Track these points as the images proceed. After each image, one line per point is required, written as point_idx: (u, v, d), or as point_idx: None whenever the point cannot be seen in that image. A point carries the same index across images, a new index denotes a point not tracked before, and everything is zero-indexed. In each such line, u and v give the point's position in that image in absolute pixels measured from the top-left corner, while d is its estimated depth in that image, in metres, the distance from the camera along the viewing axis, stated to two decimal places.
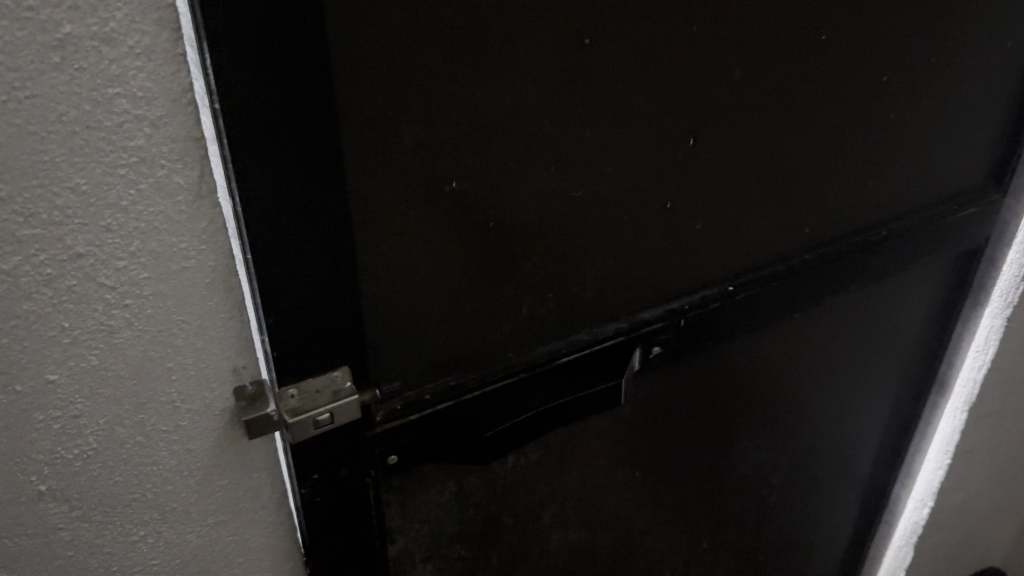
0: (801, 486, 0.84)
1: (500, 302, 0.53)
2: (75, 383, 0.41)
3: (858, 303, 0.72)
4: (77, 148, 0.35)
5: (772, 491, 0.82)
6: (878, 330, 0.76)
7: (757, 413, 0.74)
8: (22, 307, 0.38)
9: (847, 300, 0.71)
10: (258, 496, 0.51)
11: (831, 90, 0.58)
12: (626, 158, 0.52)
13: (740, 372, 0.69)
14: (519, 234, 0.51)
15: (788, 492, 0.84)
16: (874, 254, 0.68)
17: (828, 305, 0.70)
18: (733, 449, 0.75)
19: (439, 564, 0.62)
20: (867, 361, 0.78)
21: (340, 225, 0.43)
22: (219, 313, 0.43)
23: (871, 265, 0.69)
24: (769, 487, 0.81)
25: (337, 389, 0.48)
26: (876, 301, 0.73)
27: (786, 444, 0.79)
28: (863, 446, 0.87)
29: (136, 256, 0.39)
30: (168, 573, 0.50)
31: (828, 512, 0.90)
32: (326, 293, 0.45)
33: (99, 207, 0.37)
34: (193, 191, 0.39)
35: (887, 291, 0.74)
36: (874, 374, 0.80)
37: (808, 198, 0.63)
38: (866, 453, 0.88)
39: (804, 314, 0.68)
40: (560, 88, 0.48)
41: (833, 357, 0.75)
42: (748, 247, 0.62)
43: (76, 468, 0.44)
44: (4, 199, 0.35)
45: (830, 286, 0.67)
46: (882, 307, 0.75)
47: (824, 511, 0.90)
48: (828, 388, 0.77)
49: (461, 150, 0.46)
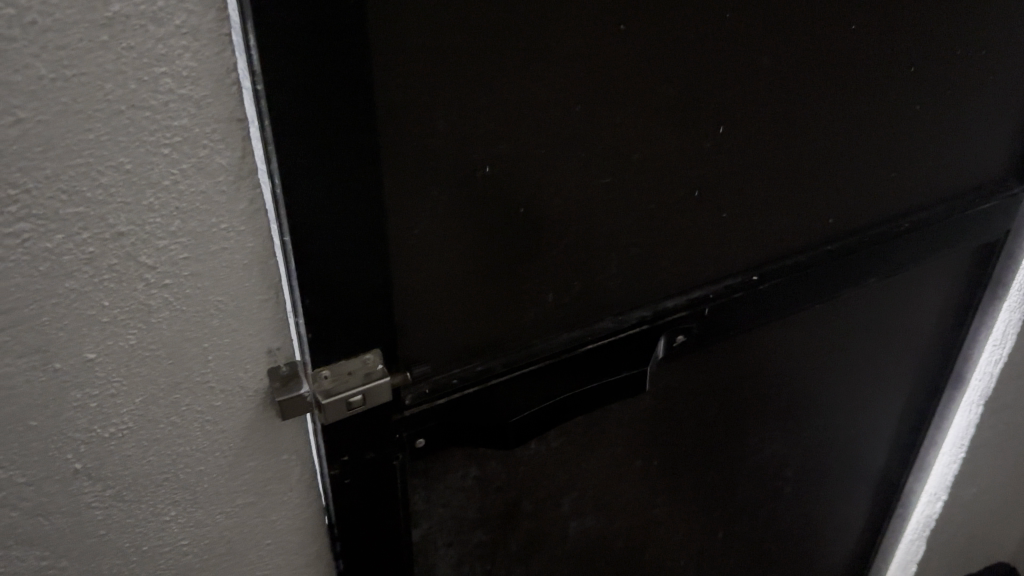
0: (816, 478, 0.85)
1: (527, 288, 0.53)
2: (112, 362, 0.41)
3: (878, 295, 0.72)
4: (122, 126, 0.35)
5: (787, 482, 0.82)
6: (897, 322, 0.76)
7: (775, 403, 0.74)
8: (64, 285, 0.38)
9: (867, 291, 0.71)
10: (287, 478, 0.51)
11: (858, 82, 0.58)
12: (655, 145, 0.52)
13: (759, 362, 0.69)
14: (548, 219, 0.51)
15: (802, 484, 0.84)
16: (895, 246, 0.68)
17: (849, 297, 0.70)
18: (749, 439, 0.75)
19: (461, 548, 0.63)
20: (885, 353, 0.78)
21: (375, 208, 0.43)
22: (255, 294, 0.43)
23: (894, 257, 0.69)
24: (784, 478, 0.82)
25: (369, 371, 0.48)
26: (896, 292, 0.73)
27: (802, 435, 0.79)
28: (878, 438, 0.87)
29: (176, 236, 0.39)
30: (196, 553, 0.51)
31: (840, 504, 0.91)
32: (361, 277, 0.45)
33: (141, 187, 0.37)
34: (235, 171, 0.39)
35: (908, 283, 0.74)
36: (892, 366, 0.80)
37: (833, 189, 0.63)
38: (882, 445, 0.88)
39: (825, 304, 0.68)
40: (593, 73, 0.47)
41: (853, 349, 0.75)
42: (773, 237, 0.62)
43: (110, 447, 0.44)
44: (49, 176, 0.35)
45: (853, 277, 0.67)
46: (902, 299, 0.75)
47: (837, 503, 0.90)
48: (845, 379, 0.77)
49: (495, 134, 0.46)
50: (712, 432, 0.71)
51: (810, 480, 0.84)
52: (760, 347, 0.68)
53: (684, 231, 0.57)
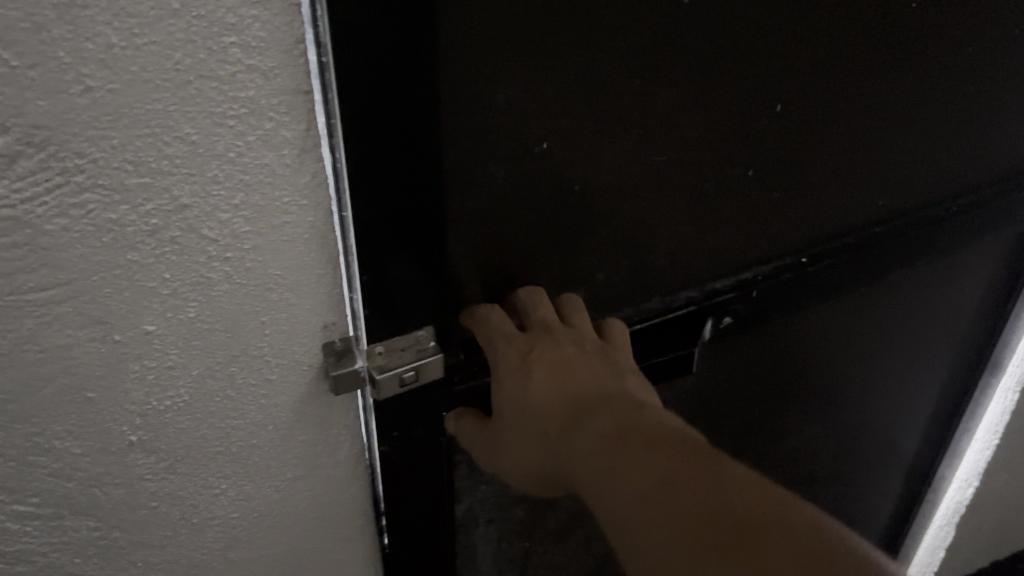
0: (849, 461, 0.85)
1: (577, 265, 0.53)
2: (171, 335, 0.41)
3: (919, 280, 0.71)
4: (189, 97, 0.35)
5: (821, 464, 0.83)
6: (937, 307, 0.76)
7: (814, 388, 0.74)
8: (126, 257, 0.38)
9: (911, 275, 0.70)
10: (336, 452, 0.51)
11: (918, 63, 0.57)
12: (710, 124, 0.52)
13: (801, 347, 0.69)
14: (601, 198, 0.50)
15: (836, 467, 0.85)
16: (941, 229, 0.67)
17: (888, 283, 0.69)
18: (787, 423, 0.75)
19: (501, 518, 0.65)
20: (923, 339, 0.78)
21: (433, 184, 0.43)
22: (314, 269, 0.43)
23: (939, 240, 0.68)
24: (819, 460, 0.82)
25: (421, 347, 0.49)
26: (939, 276, 0.73)
27: (839, 420, 0.79)
28: (912, 423, 0.87)
29: (239, 209, 0.39)
30: (245, 525, 0.51)
31: (871, 488, 0.91)
32: (419, 253, 0.45)
33: (206, 158, 0.37)
34: (299, 145, 0.39)
35: (952, 268, 0.73)
36: (930, 351, 0.80)
37: (883, 171, 0.62)
38: (915, 430, 0.88)
39: (869, 288, 0.68)
40: (653, 49, 0.46)
41: (891, 334, 0.75)
42: (819, 218, 0.62)
43: (166, 420, 0.44)
44: (116, 147, 0.35)
45: (895, 262, 0.67)
46: (943, 285, 0.74)
47: (868, 487, 0.91)
48: (884, 365, 0.77)
49: (554, 111, 0.45)
50: (749, 414, 0.72)
51: (841, 463, 0.85)
52: (802, 332, 0.67)
53: (733, 211, 0.57)
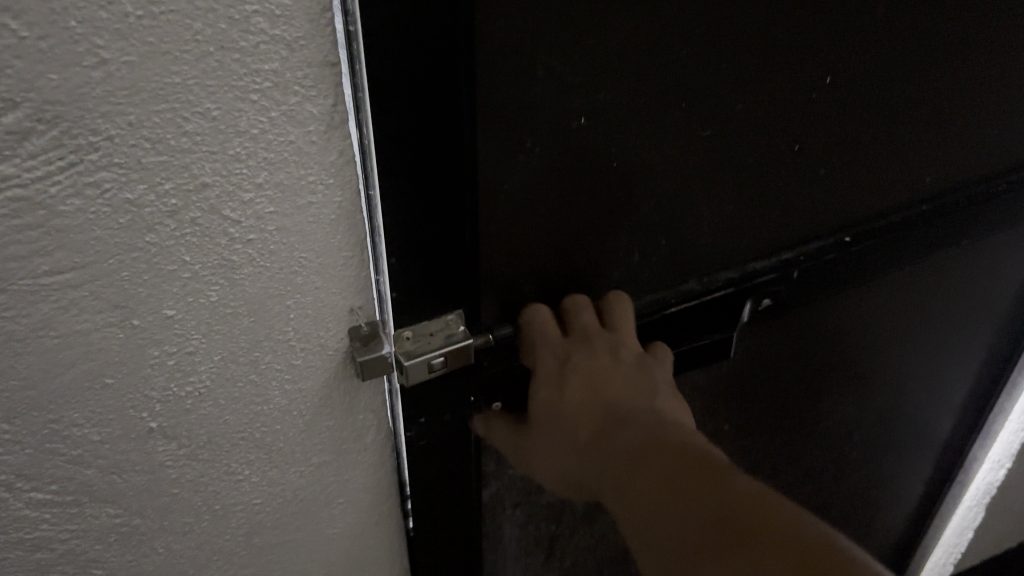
0: (882, 443, 0.83)
1: (615, 246, 0.51)
2: (192, 319, 0.39)
3: (961, 259, 0.69)
4: (211, 69, 0.33)
5: (853, 447, 0.81)
6: (979, 287, 0.73)
7: (851, 370, 0.72)
8: (145, 239, 0.36)
9: (957, 253, 0.68)
10: (361, 436, 0.50)
11: (977, 31, 0.54)
12: (759, 97, 0.49)
13: (838, 326, 0.67)
14: (642, 174, 0.48)
15: (868, 449, 0.83)
16: (990, 206, 0.65)
17: (928, 262, 0.67)
18: (821, 405, 0.74)
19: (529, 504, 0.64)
20: (962, 319, 0.75)
21: (468, 159, 0.41)
22: (340, 251, 0.41)
23: (984, 219, 0.66)
24: (851, 443, 0.81)
25: (451, 333, 0.47)
26: (984, 254, 0.70)
27: (874, 402, 0.77)
28: (948, 405, 0.84)
29: (263, 189, 0.37)
30: (269, 512, 0.50)
31: (902, 470, 0.90)
32: (449, 233, 0.43)
33: (229, 135, 0.35)
34: (326, 121, 0.36)
35: (997, 246, 0.70)
36: (969, 331, 0.77)
37: (932, 147, 0.59)
38: (949, 411, 0.85)
39: (910, 266, 0.66)
40: (703, 17, 0.43)
41: (930, 314, 0.72)
42: (863, 195, 0.59)
43: (187, 406, 0.42)
44: (133, 123, 0.32)
45: (935, 240, 0.65)
46: (986, 265, 0.71)
47: (900, 467, 0.89)
48: (923, 346, 0.75)
49: (597, 83, 0.43)
50: (784, 395, 0.70)
51: (873, 445, 0.83)
52: (837, 312, 0.66)
53: (775, 188, 0.54)
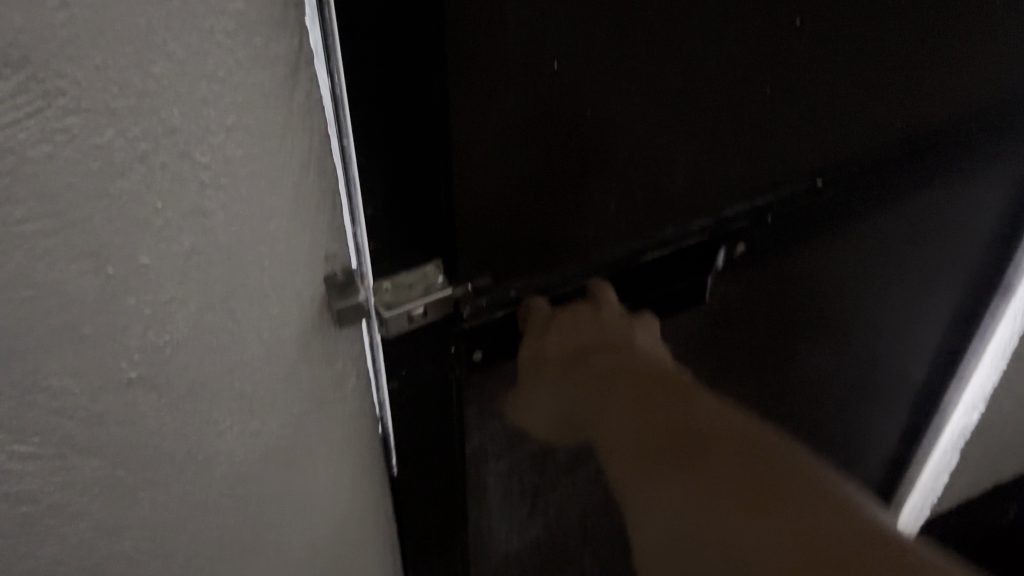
0: (858, 391, 0.85)
1: (592, 197, 0.51)
2: (166, 266, 0.39)
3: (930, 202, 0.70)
4: (175, 10, 0.32)
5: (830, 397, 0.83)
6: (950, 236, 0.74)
7: (824, 317, 0.73)
8: (116, 185, 0.36)
9: (928, 198, 0.69)
10: (340, 383, 0.50)
11: None
12: (730, 39, 0.49)
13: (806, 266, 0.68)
14: (617, 122, 0.48)
15: (845, 398, 0.84)
16: (956, 149, 0.66)
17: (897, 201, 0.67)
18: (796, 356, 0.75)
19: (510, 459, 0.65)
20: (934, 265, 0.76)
21: (440, 112, 0.41)
22: (311, 195, 0.41)
23: (949, 157, 0.66)
24: (828, 393, 0.82)
25: (429, 284, 0.47)
26: (958, 200, 0.71)
27: (850, 349, 0.78)
28: (924, 351, 0.86)
29: (233, 133, 0.37)
30: (252, 463, 0.50)
31: (880, 420, 0.91)
32: (425, 189, 0.43)
33: (196, 78, 0.35)
34: (293, 62, 0.36)
35: (970, 192, 0.71)
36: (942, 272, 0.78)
37: (902, 85, 0.59)
38: (923, 358, 0.87)
39: (882, 211, 0.67)
40: None
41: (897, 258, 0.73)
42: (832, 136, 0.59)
43: (166, 355, 0.43)
44: (98, 66, 0.32)
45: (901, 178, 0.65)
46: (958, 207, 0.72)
47: (875, 419, 0.91)
48: (896, 292, 0.76)
49: (566, 28, 0.43)
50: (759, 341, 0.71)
51: (841, 394, 0.84)
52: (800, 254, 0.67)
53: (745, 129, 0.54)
